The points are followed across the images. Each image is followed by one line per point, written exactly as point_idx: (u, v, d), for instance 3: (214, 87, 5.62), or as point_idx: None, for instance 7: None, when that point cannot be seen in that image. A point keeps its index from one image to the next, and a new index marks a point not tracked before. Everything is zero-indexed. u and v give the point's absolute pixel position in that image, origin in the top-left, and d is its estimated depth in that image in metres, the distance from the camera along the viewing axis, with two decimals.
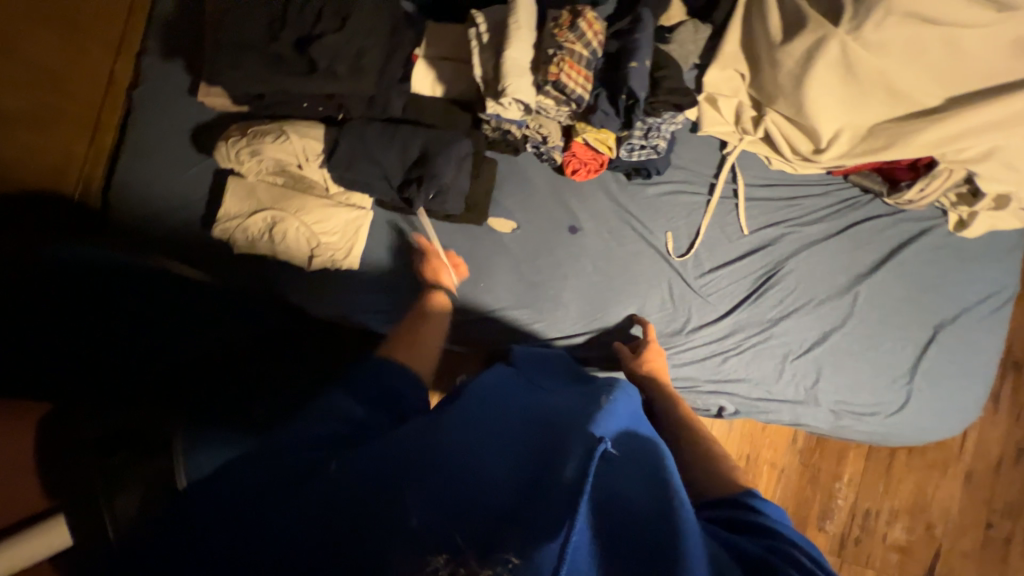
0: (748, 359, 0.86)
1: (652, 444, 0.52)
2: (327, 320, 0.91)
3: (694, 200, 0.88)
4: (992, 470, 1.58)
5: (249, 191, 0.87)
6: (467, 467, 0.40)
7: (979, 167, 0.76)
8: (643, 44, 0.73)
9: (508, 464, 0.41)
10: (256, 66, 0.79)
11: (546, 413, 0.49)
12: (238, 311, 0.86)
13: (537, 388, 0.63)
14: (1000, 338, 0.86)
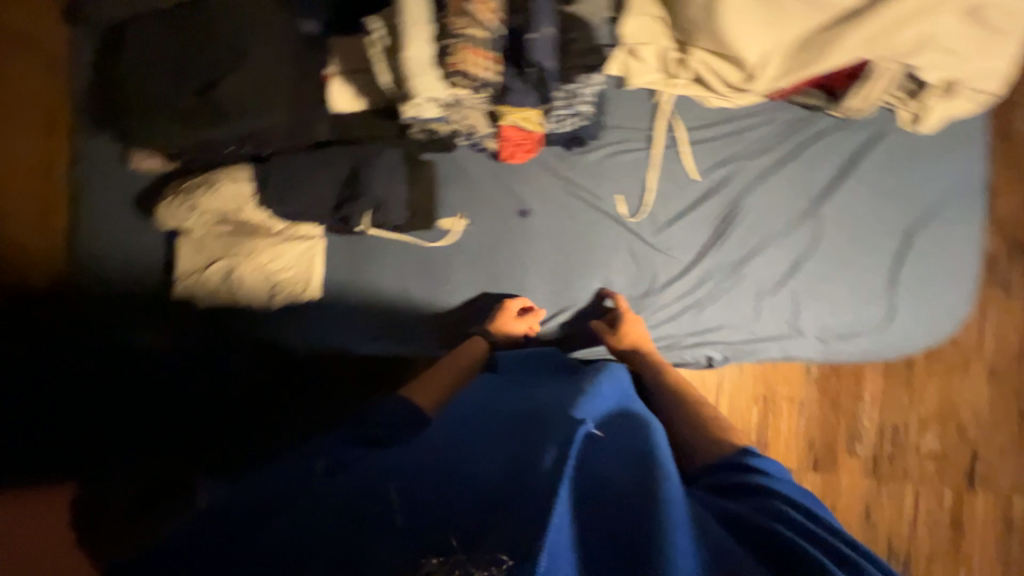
0: (722, 305, 0.85)
1: (631, 422, 0.66)
2: (308, 352, 0.90)
3: (635, 157, 0.87)
4: (1015, 360, 1.54)
5: (199, 245, 0.87)
6: (480, 469, 0.55)
7: (917, 60, 0.71)
8: (540, 12, 0.69)
9: (509, 457, 0.55)
10: (173, 122, 0.79)
11: (541, 412, 0.64)
12: (227, 359, 0.89)
13: (533, 387, 0.76)
14: (975, 229, 0.83)
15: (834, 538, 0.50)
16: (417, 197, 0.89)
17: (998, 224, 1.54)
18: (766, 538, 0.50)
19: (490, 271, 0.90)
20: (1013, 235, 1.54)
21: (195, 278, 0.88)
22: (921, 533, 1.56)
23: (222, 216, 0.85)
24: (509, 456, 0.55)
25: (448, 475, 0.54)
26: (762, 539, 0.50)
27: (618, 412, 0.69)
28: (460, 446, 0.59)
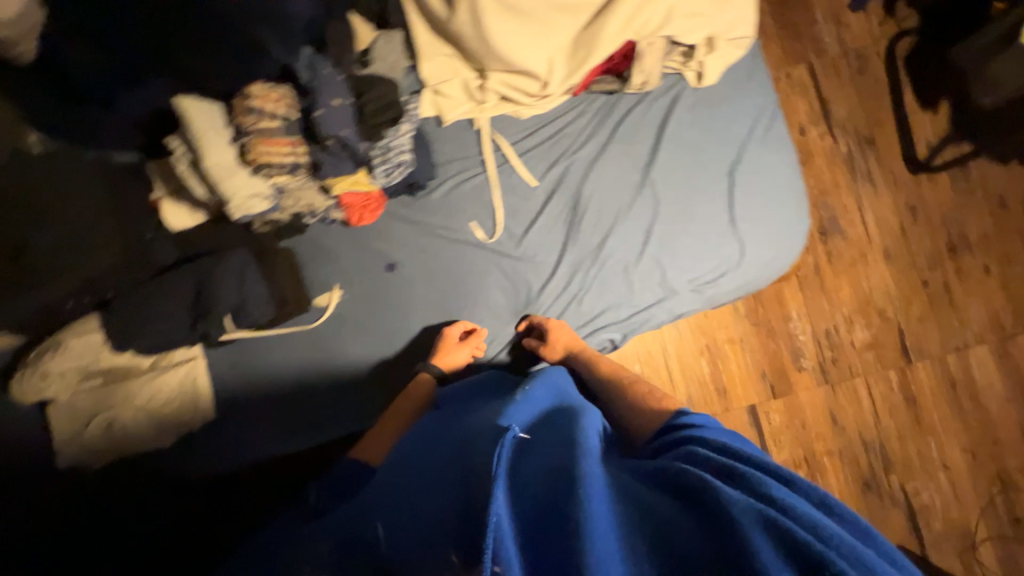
0: (598, 291, 0.90)
1: (562, 415, 0.69)
2: (227, 472, 0.87)
3: (476, 183, 0.91)
4: (900, 237, 1.69)
5: (63, 411, 0.80)
6: (435, 507, 0.58)
7: (669, 31, 0.81)
8: (322, 88, 0.72)
9: (457, 486, 0.59)
10: None
11: (473, 435, 0.66)
12: (143, 501, 0.84)
13: (468, 414, 0.75)
14: (786, 151, 0.92)
15: (749, 455, 0.58)
16: (284, 288, 0.86)
17: (841, 127, 1.71)
18: (683, 477, 0.56)
19: (379, 331, 0.91)
20: (857, 132, 1.71)
21: (75, 444, 0.81)
22: (884, 418, 1.65)
23: (85, 370, 0.79)
24: (456, 485, 0.59)
25: (415, 524, 0.58)
26: (679, 481, 0.56)
27: (548, 410, 0.71)
28: (415, 496, 0.63)
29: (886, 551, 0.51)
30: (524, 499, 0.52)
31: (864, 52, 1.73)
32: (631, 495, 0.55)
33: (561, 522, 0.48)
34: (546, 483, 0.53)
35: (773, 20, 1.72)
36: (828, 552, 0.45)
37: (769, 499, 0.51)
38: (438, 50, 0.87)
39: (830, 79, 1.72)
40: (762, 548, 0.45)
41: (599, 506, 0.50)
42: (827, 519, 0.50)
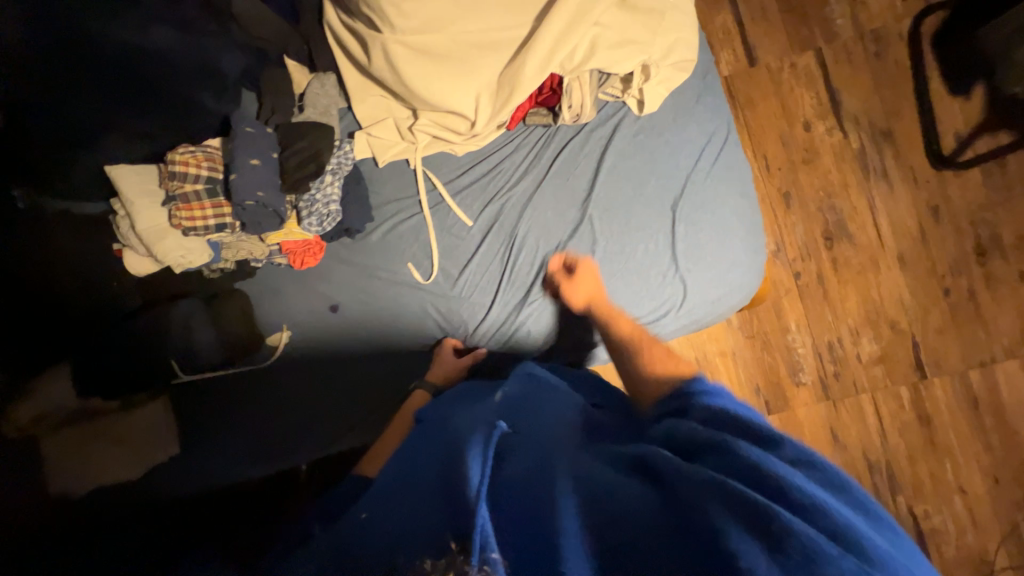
0: (534, 329, 0.90)
1: (535, 409, 0.65)
2: (206, 494, 0.93)
3: (412, 223, 0.91)
4: (919, 240, 1.54)
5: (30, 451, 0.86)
6: (409, 510, 0.52)
7: (594, 63, 0.77)
8: (238, 151, 0.75)
9: (432, 486, 0.53)
10: None
11: (451, 436, 0.62)
12: (132, 518, 0.89)
13: (444, 418, 0.70)
14: (736, 180, 0.85)
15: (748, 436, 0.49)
16: (235, 330, 0.93)
17: (854, 119, 1.55)
18: (661, 461, 0.48)
19: (326, 367, 0.95)
20: (872, 124, 1.55)
21: (62, 475, 0.87)
22: (893, 438, 1.52)
23: (70, 408, 0.88)
24: (435, 484, 0.54)
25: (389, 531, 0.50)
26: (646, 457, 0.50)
27: (524, 404, 0.67)
28: (391, 497, 0.57)
29: (882, 518, 0.43)
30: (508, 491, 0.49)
31: (884, 34, 1.55)
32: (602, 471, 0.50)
33: (538, 519, 0.45)
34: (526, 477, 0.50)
35: (777, 3, 1.56)
36: (788, 519, 0.39)
37: (743, 464, 0.45)
38: (368, 91, 0.87)
39: (841, 66, 1.55)
40: (735, 541, 0.39)
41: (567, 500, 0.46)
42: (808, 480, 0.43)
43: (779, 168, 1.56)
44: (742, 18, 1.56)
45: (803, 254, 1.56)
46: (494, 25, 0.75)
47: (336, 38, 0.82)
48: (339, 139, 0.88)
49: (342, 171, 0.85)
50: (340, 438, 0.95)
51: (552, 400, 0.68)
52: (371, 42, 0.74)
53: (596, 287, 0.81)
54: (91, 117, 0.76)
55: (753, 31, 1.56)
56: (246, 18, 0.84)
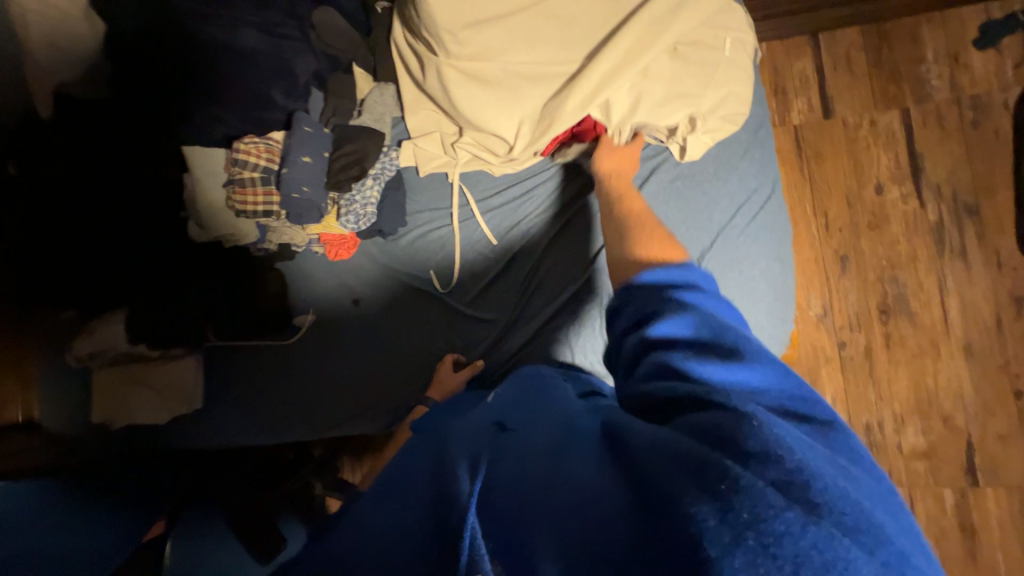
0: (538, 354, 0.92)
1: (516, 408, 0.63)
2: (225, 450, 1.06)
3: (441, 234, 0.95)
4: (994, 331, 1.38)
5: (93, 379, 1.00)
6: (392, 522, 0.50)
7: (639, 110, 0.78)
8: (293, 147, 0.83)
9: (414, 497, 0.51)
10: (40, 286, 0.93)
11: (438, 439, 0.60)
12: (160, 461, 1.03)
13: (442, 419, 0.69)
14: (772, 241, 0.82)
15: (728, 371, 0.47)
16: (266, 304, 0.99)
17: (935, 188, 1.42)
18: (628, 431, 0.46)
19: (341, 356, 1.00)
20: (956, 197, 1.41)
21: (109, 409, 1.00)
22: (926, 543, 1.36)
23: (116, 353, 0.98)
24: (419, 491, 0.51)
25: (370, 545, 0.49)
26: (616, 430, 0.48)
27: (507, 403, 0.65)
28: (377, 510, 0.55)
29: (848, 446, 0.43)
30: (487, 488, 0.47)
31: (986, 101, 1.41)
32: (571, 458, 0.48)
33: (526, 511, 0.43)
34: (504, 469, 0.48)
35: (865, 55, 1.47)
36: (737, 472, 0.37)
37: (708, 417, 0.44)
38: (421, 104, 0.91)
39: (929, 129, 1.43)
40: (701, 510, 0.36)
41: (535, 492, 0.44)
42: (771, 420, 0.42)
43: (839, 229, 1.46)
44: (823, 67, 1.48)
45: (852, 324, 1.45)
46: (547, 59, 0.77)
47: (403, 60, 0.88)
48: (388, 146, 0.93)
49: (384, 177, 0.91)
50: (346, 424, 1.00)
51: (545, 391, 0.65)
52: (427, 63, 0.78)
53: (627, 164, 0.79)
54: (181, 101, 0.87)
55: (833, 83, 1.48)
56: (323, 25, 0.92)
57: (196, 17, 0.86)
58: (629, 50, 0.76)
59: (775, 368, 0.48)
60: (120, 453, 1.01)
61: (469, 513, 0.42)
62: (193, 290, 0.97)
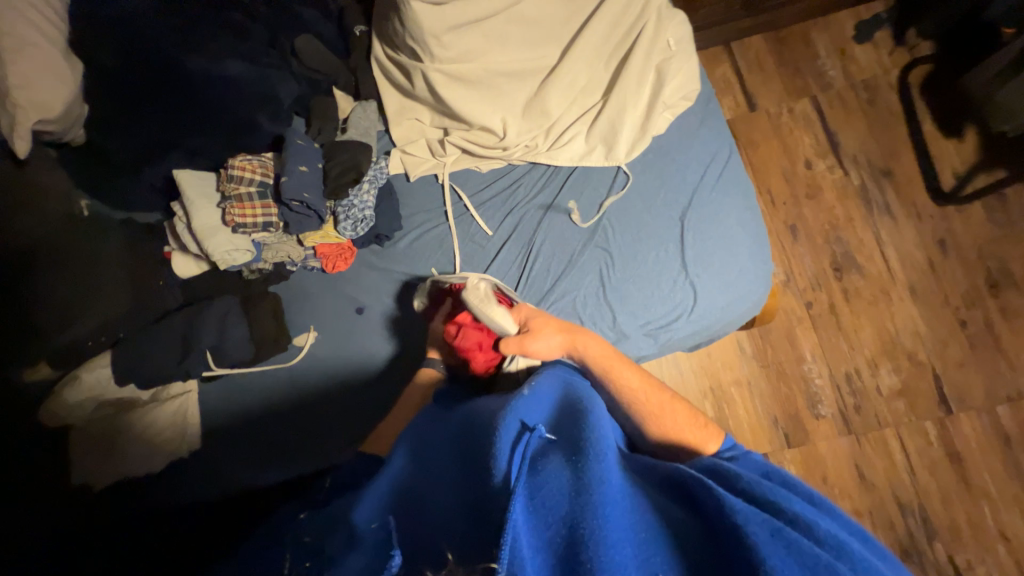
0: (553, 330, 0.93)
1: (575, 409, 0.64)
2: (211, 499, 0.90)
3: (437, 232, 0.97)
4: (930, 273, 1.56)
5: (77, 436, 0.92)
6: (440, 523, 0.53)
7: (615, 91, 0.90)
8: (290, 159, 0.86)
9: (469, 489, 0.54)
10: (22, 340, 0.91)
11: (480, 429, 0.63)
12: (143, 517, 0.87)
13: (464, 414, 0.72)
14: (741, 193, 0.91)
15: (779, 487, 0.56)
16: (263, 326, 0.96)
17: (853, 158, 1.64)
18: (693, 488, 0.53)
19: (349, 369, 0.97)
20: (871, 163, 1.63)
21: (83, 467, 0.90)
22: (923, 476, 1.44)
23: (101, 400, 0.94)
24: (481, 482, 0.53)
25: (424, 545, 0.51)
26: (693, 487, 0.53)
27: (565, 404, 0.67)
28: (430, 509, 0.57)
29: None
30: (554, 491, 0.49)
31: (874, 83, 1.67)
32: (649, 503, 0.52)
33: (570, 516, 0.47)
34: (576, 479, 0.50)
35: (772, 57, 1.72)
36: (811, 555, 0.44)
37: (783, 517, 0.50)
38: (404, 115, 0.98)
39: (836, 111, 1.67)
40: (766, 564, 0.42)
41: (614, 513, 0.47)
42: (818, 517, 0.52)
43: (783, 203, 1.64)
44: (740, 69, 1.72)
45: (813, 285, 1.59)
46: (520, 58, 0.89)
47: (382, 69, 0.97)
48: (376, 156, 0.98)
49: (377, 182, 0.95)
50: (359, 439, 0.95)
51: (578, 397, 0.69)
52: (414, 70, 0.87)
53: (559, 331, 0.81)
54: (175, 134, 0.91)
55: (751, 81, 1.71)
56: (304, 53, 0.98)
57: (180, 49, 0.90)
58: (591, 44, 0.90)
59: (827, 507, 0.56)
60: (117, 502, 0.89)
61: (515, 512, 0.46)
62: (186, 323, 0.94)
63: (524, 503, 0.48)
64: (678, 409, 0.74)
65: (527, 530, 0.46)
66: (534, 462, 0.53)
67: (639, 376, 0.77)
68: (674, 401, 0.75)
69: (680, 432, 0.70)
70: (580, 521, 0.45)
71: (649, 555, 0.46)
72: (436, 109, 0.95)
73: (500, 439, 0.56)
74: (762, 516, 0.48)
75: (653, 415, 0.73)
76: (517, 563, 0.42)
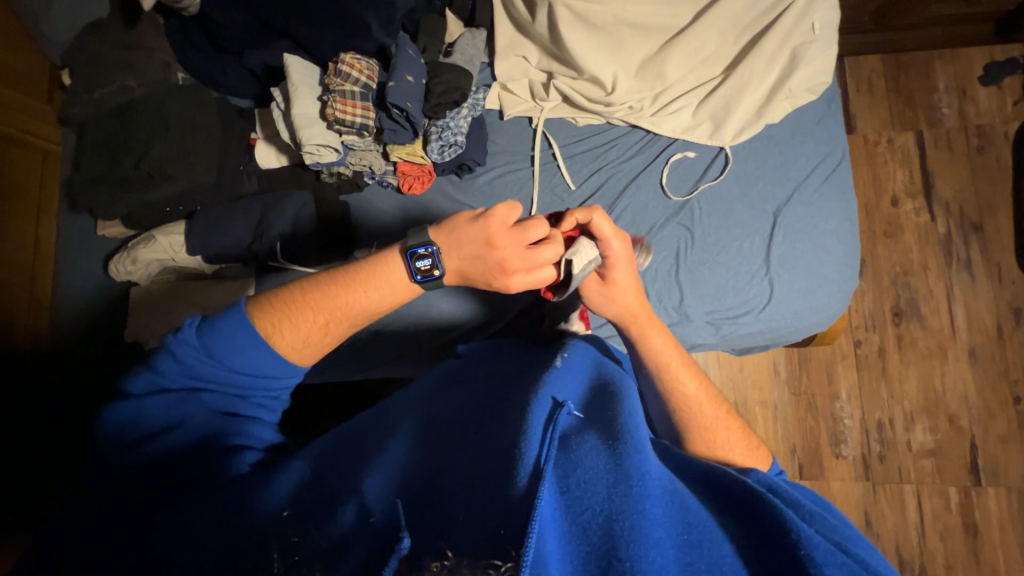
0: None
1: (615, 390, 0.55)
2: None
3: (519, 174, 0.95)
4: (995, 340, 1.48)
5: (146, 295, 0.97)
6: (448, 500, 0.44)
7: (737, 70, 0.87)
8: (398, 67, 0.87)
9: (491, 458, 0.46)
10: (106, 193, 0.94)
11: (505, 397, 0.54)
12: None
13: (485, 376, 0.64)
14: (842, 203, 0.87)
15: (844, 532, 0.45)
16: (331, 230, 0.97)
17: (944, 204, 1.54)
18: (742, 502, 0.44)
19: None
20: (963, 214, 1.54)
21: (142, 326, 0.95)
22: (932, 540, 1.40)
23: (165, 264, 0.97)
24: (507, 448, 0.45)
25: (449, 511, 0.43)
26: (739, 494, 0.45)
27: (601, 379, 0.59)
28: (445, 466, 0.48)
29: None
30: (590, 481, 0.41)
31: (989, 131, 1.56)
32: (695, 500, 0.44)
33: (604, 528, 0.38)
34: (617, 475, 0.42)
35: (885, 80, 1.61)
36: None
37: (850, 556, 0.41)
38: (513, 51, 0.95)
39: (940, 152, 1.57)
40: None
41: (654, 511, 0.40)
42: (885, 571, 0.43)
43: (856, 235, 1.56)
44: (847, 88, 1.62)
45: (867, 324, 1.53)
46: (648, 13, 0.87)
47: None
48: (475, 86, 0.95)
49: (474, 111, 0.94)
50: (396, 367, 0.97)
51: (618, 378, 0.60)
52: (540, 1, 0.86)
53: (632, 292, 0.68)
54: (288, 19, 0.90)
55: (856, 102, 1.61)
56: None
57: None
58: (724, 15, 0.87)
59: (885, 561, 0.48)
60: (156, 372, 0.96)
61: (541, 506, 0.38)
62: (261, 209, 0.95)
63: (554, 483, 0.41)
64: (733, 427, 0.64)
65: (555, 515, 0.39)
66: (567, 438, 0.46)
67: (698, 381, 0.66)
68: (729, 420, 0.64)
69: (728, 450, 0.61)
70: (618, 516, 0.39)
71: (692, 560, 0.38)
72: (548, 50, 0.92)
73: (530, 415, 0.47)
74: (841, 558, 0.39)
75: (699, 429, 0.63)
76: (541, 554, 0.35)
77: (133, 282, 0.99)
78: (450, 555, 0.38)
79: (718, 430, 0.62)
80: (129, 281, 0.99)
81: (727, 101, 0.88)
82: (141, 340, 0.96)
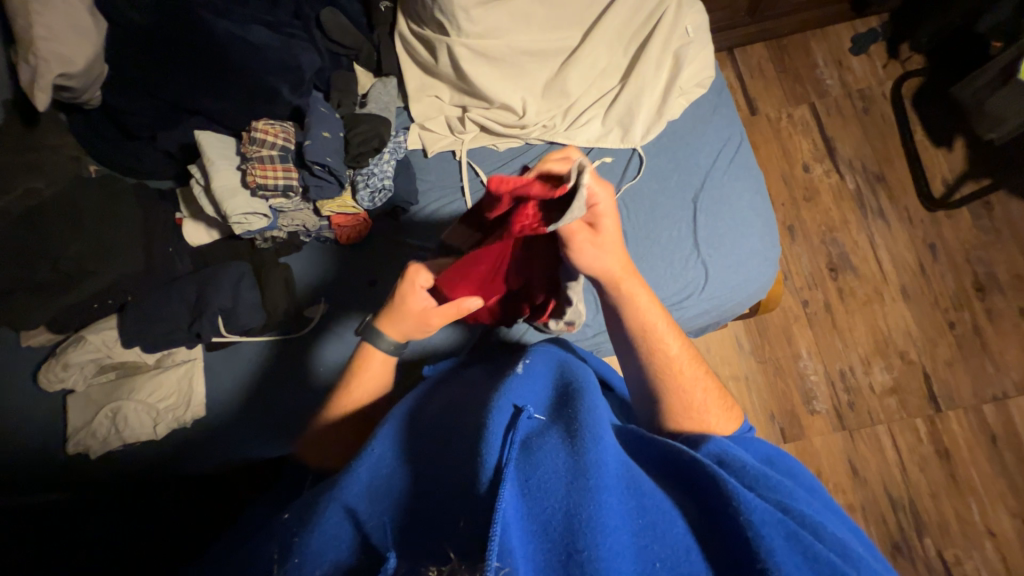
0: None
1: (578, 385, 0.53)
2: (214, 470, 0.91)
3: (453, 206, 0.98)
4: (920, 275, 1.62)
5: (87, 401, 0.92)
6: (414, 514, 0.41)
7: (631, 78, 0.95)
8: (312, 126, 0.89)
9: (452, 471, 0.42)
10: (20, 299, 0.87)
11: (464, 408, 0.51)
12: (147, 488, 0.88)
13: (439, 390, 0.60)
14: (750, 178, 0.95)
15: (790, 490, 0.48)
16: (275, 295, 0.96)
17: (848, 163, 1.70)
18: (701, 482, 0.45)
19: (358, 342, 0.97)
20: (866, 168, 1.69)
21: (85, 432, 0.90)
22: (914, 472, 1.47)
23: (101, 363, 0.92)
24: (468, 457, 0.42)
25: (420, 532, 0.40)
26: (696, 473, 0.45)
27: (565, 378, 0.56)
28: (412, 479, 0.44)
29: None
30: (550, 480, 0.39)
31: (869, 93, 1.75)
32: (652, 485, 0.43)
33: (566, 529, 0.36)
34: (577, 469, 0.39)
35: (772, 64, 1.78)
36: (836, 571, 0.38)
37: (791, 514, 0.44)
38: (424, 93, 0.99)
39: (833, 118, 1.73)
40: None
41: (611, 501, 0.38)
42: (828, 523, 0.46)
43: (781, 204, 1.68)
44: (742, 75, 1.78)
45: (809, 284, 1.63)
46: (541, 39, 0.94)
47: (404, 44, 0.99)
48: (395, 131, 0.99)
49: (397, 154, 0.96)
50: None
51: (578, 371, 0.58)
52: (439, 44, 0.91)
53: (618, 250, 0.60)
54: (193, 95, 0.91)
55: (753, 86, 1.76)
56: (329, 26, 1.00)
57: (206, 10, 0.89)
58: (609, 31, 0.95)
59: (830, 513, 0.51)
60: (114, 476, 0.91)
61: (501, 517, 0.35)
62: (196, 286, 0.93)
63: (515, 487, 0.38)
64: (711, 385, 0.65)
65: (516, 518, 0.36)
66: (528, 440, 0.43)
67: (679, 343, 0.65)
68: (707, 379, 0.65)
69: (703, 408, 0.62)
70: (577, 510, 0.36)
71: (648, 544, 0.38)
72: (457, 86, 0.97)
73: (490, 420, 0.44)
74: (780, 518, 0.41)
75: (681, 391, 0.63)
76: (504, 558, 0.33)
77: (68, 389, 0.93)
78: (452, 558, 0.35)
79: (697, 390, 0.63)
80: (64, 390, 0.93)
81: (629, 106, 0.96)
82: (85, 446, 0.89)
